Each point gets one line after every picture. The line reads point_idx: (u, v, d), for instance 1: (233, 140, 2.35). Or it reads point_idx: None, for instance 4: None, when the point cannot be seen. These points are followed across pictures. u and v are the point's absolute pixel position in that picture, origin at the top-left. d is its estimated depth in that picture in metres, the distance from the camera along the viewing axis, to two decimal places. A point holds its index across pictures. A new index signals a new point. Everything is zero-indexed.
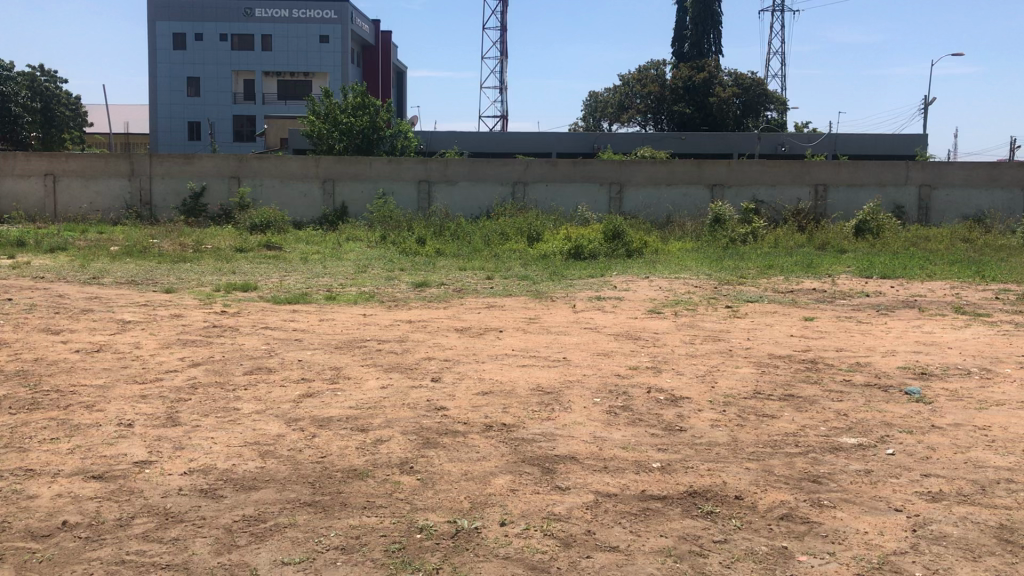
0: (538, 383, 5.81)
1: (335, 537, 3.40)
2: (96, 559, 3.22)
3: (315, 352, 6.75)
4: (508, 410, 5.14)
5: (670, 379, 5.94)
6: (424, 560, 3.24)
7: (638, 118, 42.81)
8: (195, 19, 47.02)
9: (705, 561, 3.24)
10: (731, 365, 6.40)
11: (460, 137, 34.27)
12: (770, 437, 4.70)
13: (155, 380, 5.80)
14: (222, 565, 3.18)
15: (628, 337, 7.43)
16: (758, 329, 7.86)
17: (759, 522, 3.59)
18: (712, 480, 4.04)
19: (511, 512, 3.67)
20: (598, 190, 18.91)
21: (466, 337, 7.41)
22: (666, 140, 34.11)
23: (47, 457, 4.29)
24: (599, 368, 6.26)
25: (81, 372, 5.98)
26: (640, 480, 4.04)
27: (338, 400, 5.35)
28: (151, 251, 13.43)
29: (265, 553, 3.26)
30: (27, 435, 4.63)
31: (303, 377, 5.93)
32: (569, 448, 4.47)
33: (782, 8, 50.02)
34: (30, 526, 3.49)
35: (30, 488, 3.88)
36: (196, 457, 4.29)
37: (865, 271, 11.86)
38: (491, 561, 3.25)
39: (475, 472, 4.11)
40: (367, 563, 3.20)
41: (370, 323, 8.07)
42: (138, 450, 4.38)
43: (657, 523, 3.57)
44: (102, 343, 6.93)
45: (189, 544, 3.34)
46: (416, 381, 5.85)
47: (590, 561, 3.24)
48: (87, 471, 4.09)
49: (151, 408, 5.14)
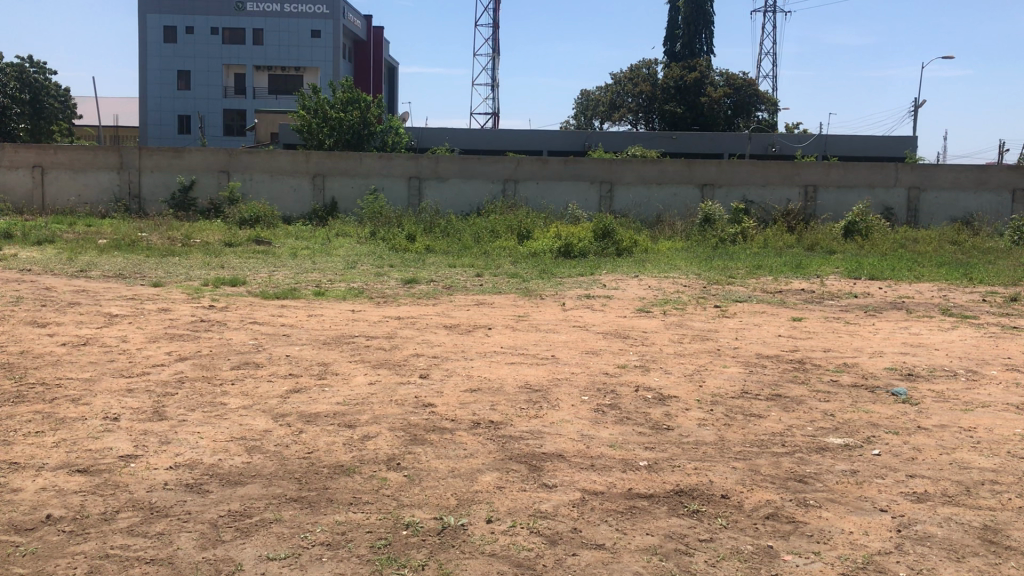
0: (526, 380, 5.82)
1: (321, 533, 3.39)
2: (79, 553, 3.20)
3: (304, 347, 6.73)
4: (497, 407, 5.14)
5: (658, 378, 5.96)
6: (410, 557, 3.23)
7: (629, 118, 42.90)
8: (186, 11, 46.80)
9: (691, 560, 3.25)
10: (719, 364, 6.41)
11: (451, 134, 34.23)
12: (757, 437, 4.71)
13: (142, 373, 5.77)
14: (207, 561, 3.15)
15: (617, 336, 7.43)
16: (746, 329, 7.87)
17: (746, 522, 3.60)
18: (699, 479, 4.05)
19: (498, 509, 3.66)
20: (588, 188, 18.92)
21: (456, 334, 7.41)
22: (657, 140, 34.21)
23: (31, 451, 4.24)
24: (588, 366, 6.26)
25: (67, 364, 5.95)
26: (627, 478, 4.04)
27: (326, 396, 5.32)
28: (140, 245, 13.33)
29: (250, 549, 3.24)
30: (12, 428, 4.59)
31: (290, 373, 5.90)
32: (556, 446, 4.47)
33: (775, 9, 49.97)
34: (13, 520, 3.46)
35: (14, 481, 3.84)
36: (182, 452, 4.26)
37: (854, 272, 11.94)
38: (476, 558, 3.24)
39: (462, 469, 4.11)
40: (352, 560, 3.18)
41: (359, 319, 8.04)
42: (124, 444, 4.34)
43: (643, 521, 3.58)
44: (89, 337, 6.87)
45: (174, 539, 3.32)
46: (404, 377, 5.83)
47: (576, 559, 3.24)
48: (71, 465, 4.05)
49: (137, 402, 5.11)
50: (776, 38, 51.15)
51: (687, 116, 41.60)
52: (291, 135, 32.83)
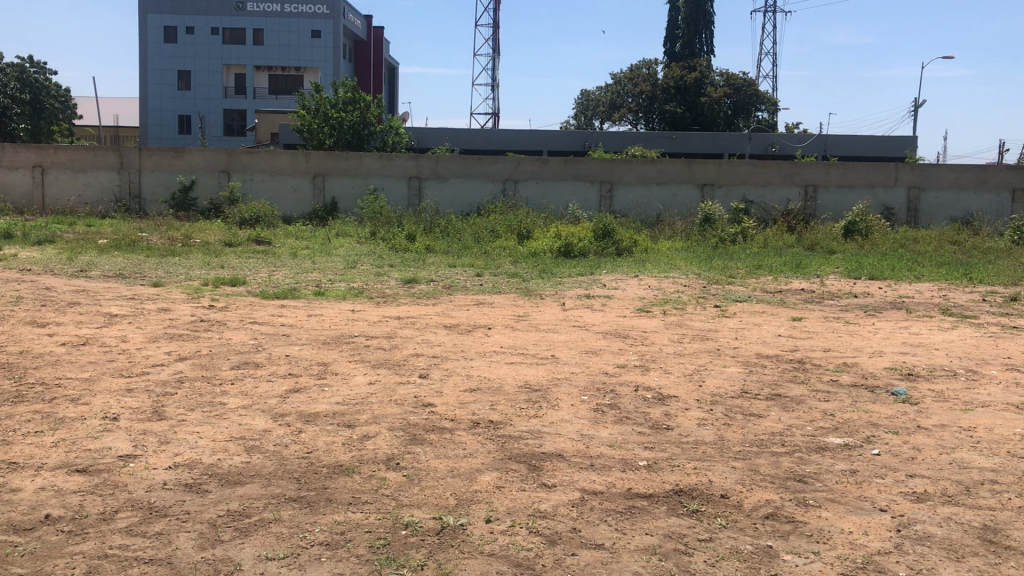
0: (527, 379, 5.83)
1: (320, 533, 3.38)
2: (79, 553, 3.20)
3: (303, 347, 6.72)
4: (496, 407, 5.14)
5: (658, 378, 5.95)
6: (408, 556, 3.23)
7: (630, 117, 42.99)
8: (186, 11, 46.82)
9: (690, 560, 3.24)
10: (718, 364, 6.41)
11: (450, 134, 34.23)
12: (756, 436, 4.71)
13: (141, 373, 5.77)
14: (205, 560, 3.15)
15: (617, 336, 7.43)
16: (746, 329, 7.86)
17: (745, 522, 3.60)
18: (698, 479, 4.04)
19: (497, 509, 3.66)
20: (587, 188, 18.92)
21: (455, 334, 7.41)
22: (657, 139, 34.27)
23: (30, 450, 4.24)
24: (587, 366, 6.25)
25: (67, 364, 5.95)
26: (627, 478, 4.04)
27: (326, 396, 5.33)
28: (141, 245, 13.36)
29: (249, 549, 3.24)
30: (12, 428, 4.58)
31: (290, 372, 5.90)
32: (555, 446, 4.47)
33: (774, 8, 50.03)
34: (12, 519, 3.46)
35: (13, 481, 3.84)
36: (182, 452, 4.26)
37: (853, 271, 11.93)
38: (449, 562, 3.20)
39: (461, 468, 4.11)
40: (351, 560, 3.18)
41: (359, 319, 8.04)
42: (124, 444, 4.34)
43: (643, 522, 3.57)
44: (89, 336, 6.87)
45: (174, 539, 3.32)
46: (404, 377, 5.83)
47: (576, 559, 3.24)
48: (71, 464, 4.05)
49: (137, 401, 5.11)
50: (775, 37, 50.99)
51: (688, 117, 41.61)
52: (292, 134, 32.88)
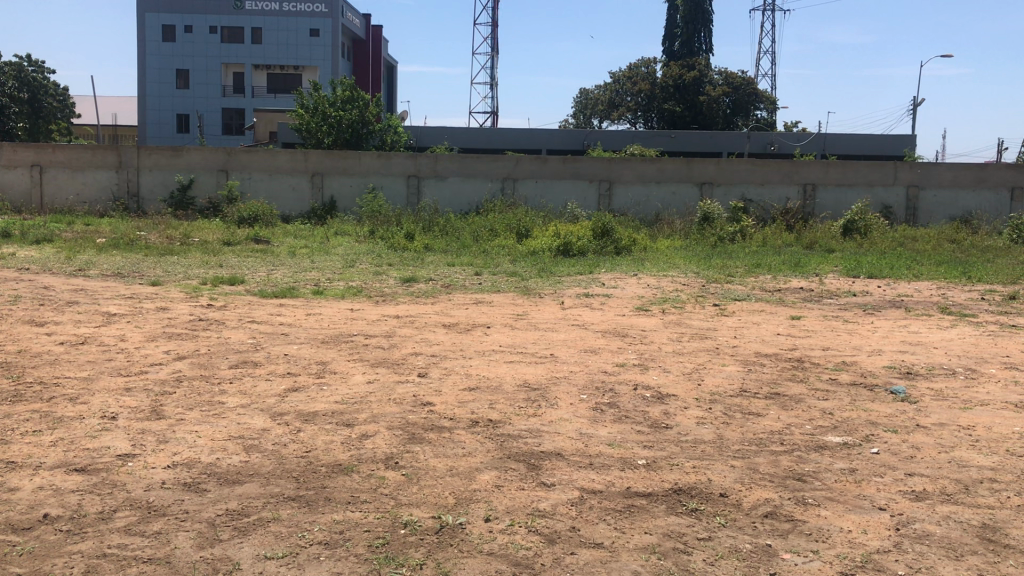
0: (704, 380, 5.74)
1: (554, 521, 3.47)
2: (337, 529, 3.41)
3: (475, 342, 6.92)
4: (683, 405, 5.10)
5: (840, 382, 5.72)
6: (648, 546, 3.27)
7: (764, 121, 41.67)
8: (333, 28, 49.38)
9: (944, 571, 3.11)
10: (903, 371, 6.08)
11: (583, 138, 34.40)
12: (984, 446, 4.45)
13: (331, 366, 6.06)
14: (454, 542, 3.29)
15: (788, 340, 7.17)
16: (927, 335, 7.39)
17: (997, 539, 3.38)
18: (928, 490, 3.85)
19: (722, 507, 3.64)
20: (734, 192, 18.39)
21: (616, 332, 7.40)
22: (795, 141, 33.04)
23: (260, 435, 4.54)
24: (762, 369, 6.09)
25: (267, 357, 6.34)
26: (849, 484, 3.91)
27: (508, 388, 5.46)
28: (137, 243, 14.01)
29: (492, 533, 3.37)
30: (234, 415, 4.90)
31: (468, 365, 6.09)
32: (761, 447, 4.39)
33: (916, 1, 47.52)
34: (268, 496, 3.72)
35: (254, 462, 4.13)
36: (395, 440, 4.46)
37: (855, 271, 11.18)
38: (475, 557, 3.21)
39: (672, 464, 4.11)
40: (592, 548, 3.25)
41: (521, 316, 8.18)
42: (340, 432, 4.59)
43: (880, 529, 3.45)
44: (276, 332, 7.29)
45: (419, 520, 3.49)
46: (583, 372, 5.92)
47: (820, 562, 3.17)
48: (298, 449, 4.32)
49: (336, 392, 5.39)
50: (917, 32, 48.45)
51: None
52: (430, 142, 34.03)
